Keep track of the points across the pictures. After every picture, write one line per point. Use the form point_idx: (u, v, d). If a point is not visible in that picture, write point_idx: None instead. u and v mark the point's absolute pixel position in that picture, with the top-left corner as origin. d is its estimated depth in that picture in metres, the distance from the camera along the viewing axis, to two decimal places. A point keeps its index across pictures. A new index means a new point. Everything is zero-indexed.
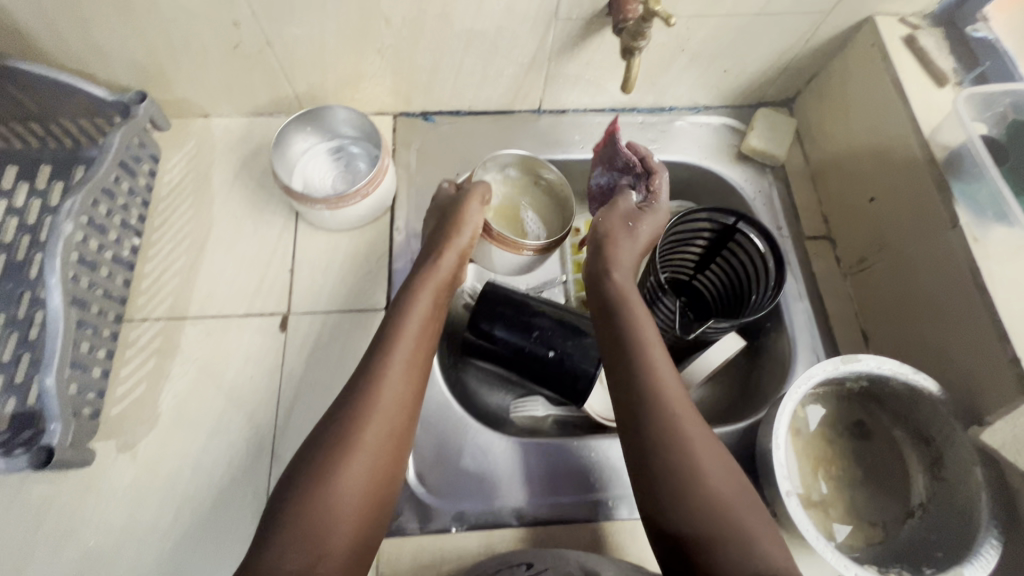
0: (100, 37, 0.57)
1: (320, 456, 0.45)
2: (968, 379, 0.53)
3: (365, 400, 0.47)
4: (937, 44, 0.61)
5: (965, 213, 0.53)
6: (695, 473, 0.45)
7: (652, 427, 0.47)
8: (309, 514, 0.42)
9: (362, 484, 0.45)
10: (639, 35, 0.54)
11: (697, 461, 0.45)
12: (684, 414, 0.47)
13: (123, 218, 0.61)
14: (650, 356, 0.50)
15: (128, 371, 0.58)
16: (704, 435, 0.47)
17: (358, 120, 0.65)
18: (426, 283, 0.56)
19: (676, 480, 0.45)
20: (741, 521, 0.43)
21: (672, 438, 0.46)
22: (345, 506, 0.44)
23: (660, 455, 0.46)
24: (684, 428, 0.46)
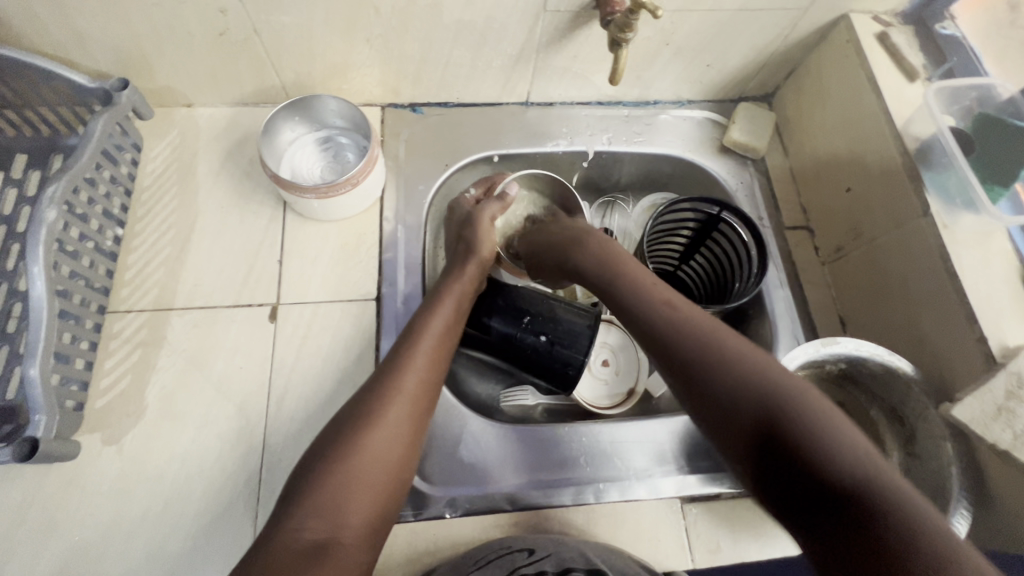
0: (80, 23, 0.56)
1: (345, 431, 0.45)
2: (939, 359, 0.55)
3: (388, 382, 0.48)
4: (907, 41, 0.64)
5: (934, 201, 0.56)
6: (764, 393, 0.41)
7: (698, 361, 0.44)
8: (332, 483, 0.42)
9: (384, 462, 0.45)
10: (627, 27, 0.56)
11: (761, 381, 0.42)
12: (725, 342, 0.45)
13: (105, 207, 0.60)
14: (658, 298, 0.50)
15: (113, 363, 0.57)
16: (763, 358, 0.43)
17: (347, 110, 0.65)
18: (450, 290, 0.57)
19: (747, 407, 0.41)
20: (820, 423, 0.38)
21: (726, 368, 0.43)
22: (368, 478, 0.44)
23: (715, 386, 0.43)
24: (735, 353, 0.44)
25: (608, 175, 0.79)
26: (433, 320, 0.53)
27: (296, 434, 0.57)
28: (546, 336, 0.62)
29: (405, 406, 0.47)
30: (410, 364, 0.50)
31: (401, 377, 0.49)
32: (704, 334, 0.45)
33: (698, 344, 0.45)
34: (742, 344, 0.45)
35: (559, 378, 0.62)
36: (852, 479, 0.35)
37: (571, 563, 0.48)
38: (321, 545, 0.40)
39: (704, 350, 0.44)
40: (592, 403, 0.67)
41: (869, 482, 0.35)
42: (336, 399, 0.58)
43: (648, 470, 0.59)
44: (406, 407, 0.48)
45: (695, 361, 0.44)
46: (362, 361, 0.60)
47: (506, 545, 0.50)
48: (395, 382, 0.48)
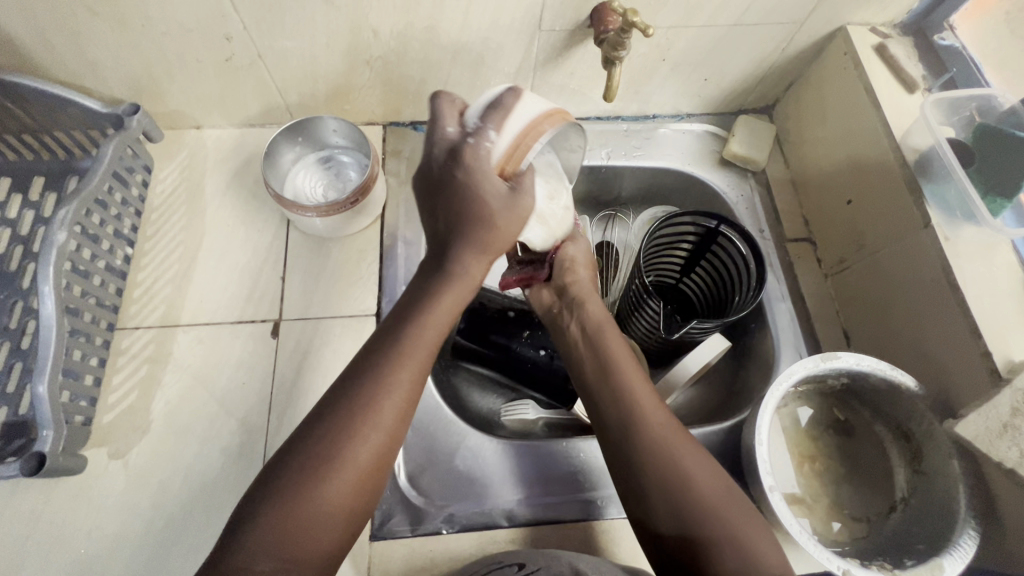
0: (94, 52, 0.59)
1: (305, 464, 0.40)
2: (943, 375, 0.54)
3: (354, 411, 0.42)
4: (906, 52, 0.64)
5: (936, 212, 0.55)
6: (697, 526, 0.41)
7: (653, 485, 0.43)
8: (286, 517, 0.38)
9: (345, 500, 0.41)
10: (619, 46, 0.56)
11: (708, 513, 0.41)
12: (698, 475, 0.43)
13: (116, 228, 0.62)
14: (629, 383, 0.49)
15: (120, 379, 0.59)
16: (712, 482, 0.43)
17: (348, 130, 0.67)
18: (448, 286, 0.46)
19: (679, 540, 0.41)
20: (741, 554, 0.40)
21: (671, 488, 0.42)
22: (328, 520, 0.40)
23: (663, 509, 0.42)
24: (710, 493, 0.42)
25: (609, 188, 0.80)
26: (417, 335, 0.45)
27: None
28: None
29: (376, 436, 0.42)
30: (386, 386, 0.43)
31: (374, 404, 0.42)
32: (663, 444, 0.44)
33: (652, 461, 0.44)
34: (716, 481, 0.43)
35: None
36: None
37: (557, 575, 0.46)
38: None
39: (660, 474, 0.43)
40: None
41: None
42: None
43: None
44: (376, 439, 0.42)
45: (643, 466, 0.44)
46: None
47: (498, 561, 0.50)
48: (366, 412, 0.42)
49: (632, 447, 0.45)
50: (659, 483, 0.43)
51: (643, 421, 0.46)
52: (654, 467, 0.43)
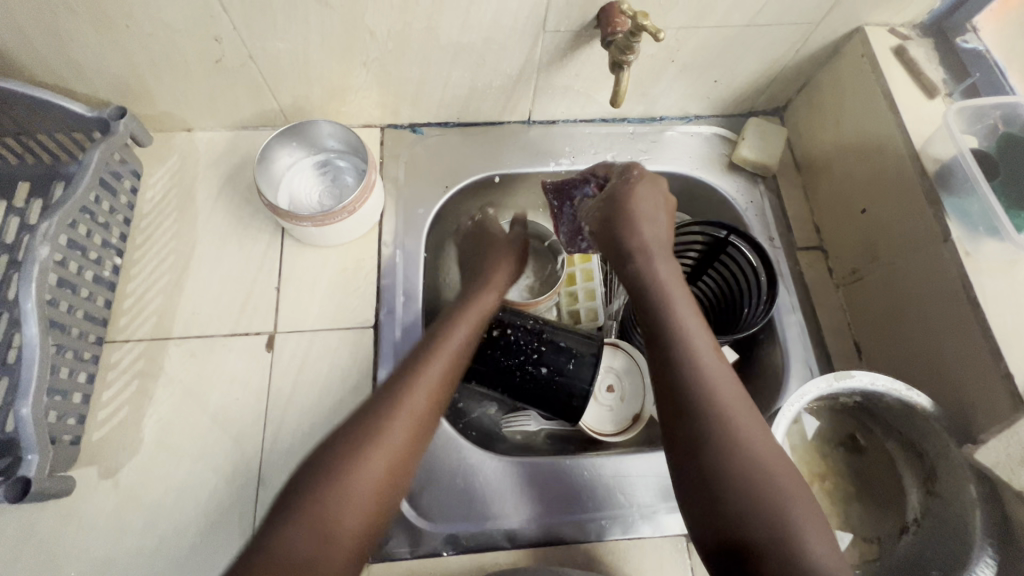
0: (77, 53, 0.56)
1: (345, 442, 0.46)
2: (962, 394, 0.52)
3: (409, 382, 0.51)
4: (927, 55, 0.61)
5: (957, 228, 0.53)
6: (760, 503, 0.41)
7: (710, 455, 0.43)
8: (325, 493, 0.43)
9: (400, 451, 0.47)
10: (628, 49, 0.54)
11: (769, 487, 0.42)
12: (753, 446, 0.43)
13: (103, 237, 0.60)
14: (694, 349, 0.48)
15: (110, 395, 0.57)
16: (765, 455, 0.43)
17: (343, 134, 0.64)
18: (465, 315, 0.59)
19: (729, 516, 0.42)
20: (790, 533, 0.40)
21: (730, 456, 0.43)
22: (390, 471, 0.46)
23: (715, 477, 0.43)
24: (764, 469, 0.43)
25: None
26: (436, 357, 0.54)
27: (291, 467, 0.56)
28: (548, 364, 0.61)
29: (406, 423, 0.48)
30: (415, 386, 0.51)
31: (421, 373, 0.52)
32: (719, 411, 0.44)
33: (720, 434, 0.44)
34: (771, 453, 0.44)
35: (562, 407, 0.62)
36: None
37: None
38: (311, 555, 0.41)
39: (728, 451, 0.43)
40: (596, 429, 0.66)
41: None
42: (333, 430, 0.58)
43: (653, 506, 0.57)
44: (408, 422, 0.49)
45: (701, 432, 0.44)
46: (358, 392, 0.59)
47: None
48: (400, 398, 0.49)
49: (691, 415, 0.45)
50: (718, 451, 0.43)
51: (704, 388, 0.45)
52: (721, 441, 0.43)
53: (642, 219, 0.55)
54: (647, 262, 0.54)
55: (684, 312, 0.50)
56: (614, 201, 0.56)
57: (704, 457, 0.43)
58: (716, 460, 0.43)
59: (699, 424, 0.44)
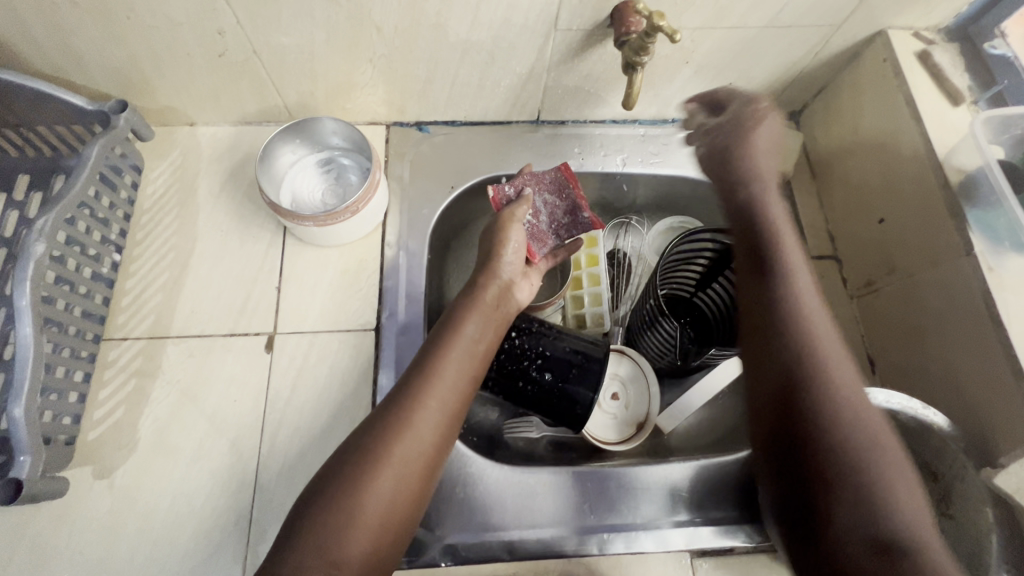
0: (78, 45, 0.55)
1: (358, 459, 0.45)
2: (980, 415, 0.51)
3: (425, 385, 0.49)
4: (951, 61, 0.59)
5: (981, 242, 0.51)
6: (848, 454, 0.41)
7: (804, 400, 0.43)
8: (337, 512, 0.42)
9: (414, 465, 0.46)
10: (642, 50, 0.52)
11: (857, 441, 0.41)
12: (844, 390, 0.43)
13: (102, 234, 0.59)
14: (809, 306, 0.47)
15: (106, 394, 0.56)
16: (859, 405, 0.42)
17: (348, 131, 0.63)
18: (476, 308, 0.56)
19: (816, 464, 0.41)
20: (881, 485, 0.39)
21: (829, 399, 0.43)
22: (411, 474, 0.46)
23: (806, 420, 0.42)
24: (854, 416, 0.42)
25: (624, 196, 0.76)
26: (450, 357, 0.51)
27: (288, 472, 0.55)
28: (551, 372, 0.60)
29: (420, 434, 0.47)
30: (433, 389, 0.49)
31: (438, 374, 0.50)
32: (815, 360, 0.44)
33: (818, 393, 0.43)
34: (863, 401, 0.43)
35: (566, 415, 0.60)
36: (895, 540, 0.37)
37: None
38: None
39: (822, 408, 0.42)
40: (599, 438, 0.65)
41: (902, 545, 0.37)
42: (333, 434, 0.57)
43: (657, 519, 0.56)
44: (422, 438, 0.47)
45: (796, 378, 0.44)
46: (359, 396, 0.58)
47: None
48: (413, 407, 0.48)
49: (800, 365, 0.44)
50: (814, 396, 0.43)
51: (802, 343, 0.45)
52: (837, 421, 0.42)
53: (763, 182, 0.54)
54: (783, 240, 0.52)
55: (795, 263, 0.49)
56: (496, 227, 0.61)
57: (797, 403, 0.43)
58: (807, 403, 0.43)
59: (792, 370, 0.44)
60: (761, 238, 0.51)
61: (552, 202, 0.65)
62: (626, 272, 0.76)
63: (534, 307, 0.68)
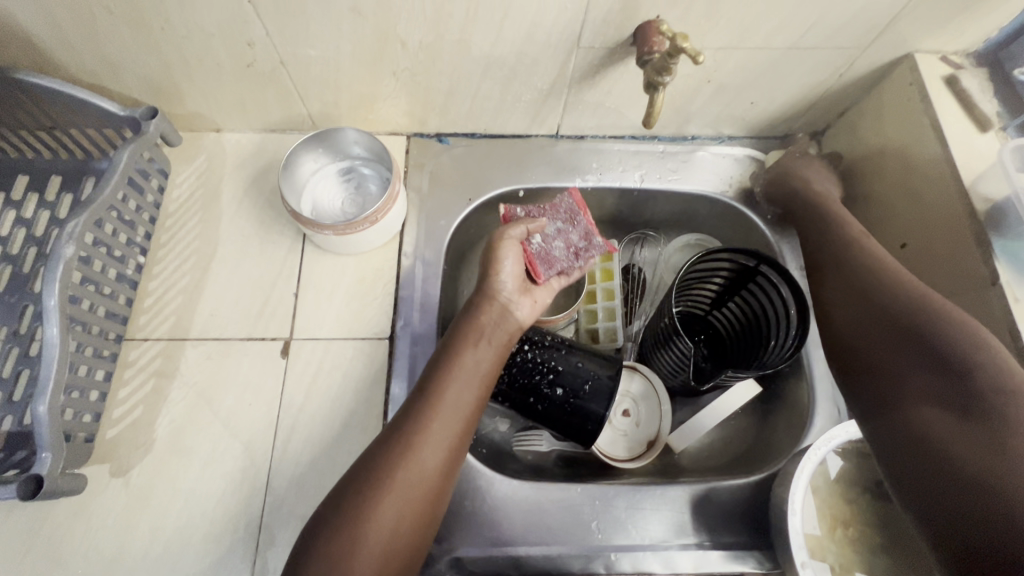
0: (113, 54, 0.57)
1: (360, 486, 0.46)
2: None
3: (427, 407, 0.50)
4: (980, 86, 0.58)
5: (1007, 271, 0.50)
6: (923, 332, 0.49)
7: (878, 304, 0.53)
8: (341, 540, 0.44)
9: (418, 490, 0.47)
10: (664, 71, 0.52)
11: (930, 320, 0.49)
12: (903, 290, 0.52)
13: (128, 236, 0.60)
14: (876, 254, 0.57)
15: (126, 393, 0.57)
16: (921, 293, 0.52)
17: (370, 142, 0.64)
18: (475, 333, 0.56)
19: (894, 349, 0.50)
20: (954, 344, 0.47)
21: (897, 296, 0.52)
22: (417, 496, 0.47)
23: (884, 315, 0.52)
24: (922, 304, 0.51)
25: (641, 212, 0.75)
26: (451, 380, 0.52)
27: (300, 477, 0.55)
28: (563, 387, 0.60)
29: (421, 459, 0.48)
30: (433, 415, 0.50)
31: (441, 397, 0.51)
32: (884, 276, 0.55)
33: (889, 298, 0.53)
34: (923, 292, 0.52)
35: (577, 432, 0.60)
36: (976, 386, 0.45)
37: None
38: None
39: (908, 299, 0.52)
40: (609, 454, 0.65)
41: (983, 389, 0.44)
42: (345, 442, 0.57)
43: (665, 540, 0.55)
44: (425, 463, 0.48)
45: (867, 292, 0.54)
46: (371, 405, 0.59)
47: None
48: (414, 434, 0.49)
49: (870, 280, 0.55)
50: (886, 303, 0.52)
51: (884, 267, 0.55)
52: (914, 322, 0.50)
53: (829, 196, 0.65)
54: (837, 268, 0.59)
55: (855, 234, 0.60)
56: (495, 250, 0.60)
57: (872, 307, 0.53)
58: (881, 302, 0.53)
59: (869, 286, 0.55)
60: (829, 219, 0.63)
61: (564, 230, 0.63)
62: (640, 290, 0.75)
63: (546, 321, 0.68)
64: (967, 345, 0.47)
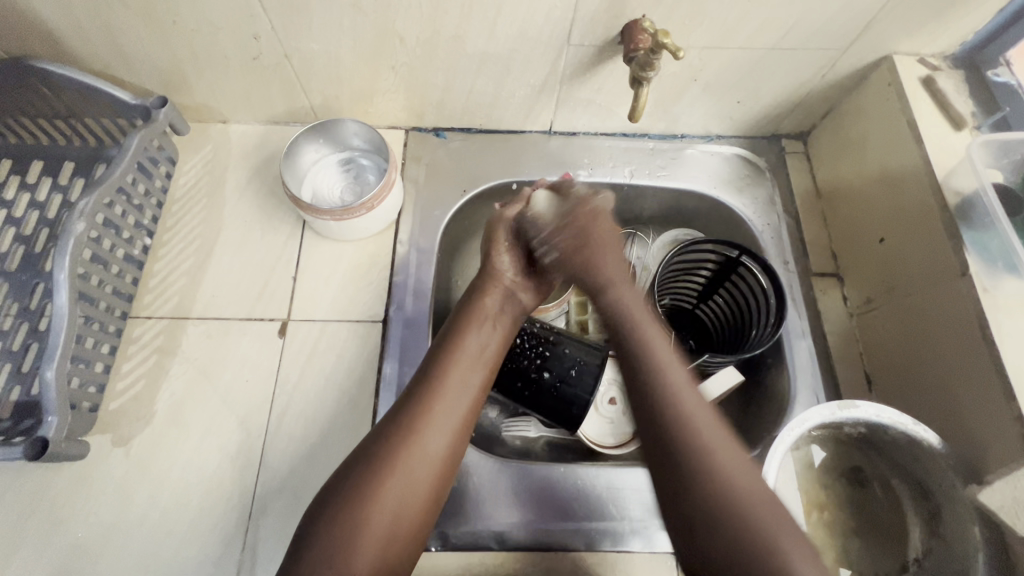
0: (127, 46, 0.60)
1: (360, 473, 0.47)
2: (972, 434, 0.51)
3: (428, 396, 0.51)
4: (956, 87, 0.60)
5: (975, 261, 0.52)
6: (721, 514, 0.42)
7: (673, 461, 0.45)
8: (342, 527, 0.44)
9: (422, 477, 0.48)
10: (648, 66, 0.55)
11: (724, 497, 0.42)
12: (714, 451, 0.44)
13: (136, 218, 0.63)
14: (671, 379, 0.48)
15: (129, 367, 0.60)
16: (723, 458, 0.44)
17: (369, 133, 0.67)
18: (479, 318, 0.58)
19: (702, 524, 0.42)
20: (744, 556, 0.40)
21: (696, 448, 0.44)
22: (419, 481, 0.47)
23: (682, 486, 0.44)
24: (720, 470, 0.43)
25: (631, 207, 0.78)
26: (453, 369, 0.53)
27: (293, 451, 0.57)
28: (549, 371, 0.63)
29: (424, 444, 0.48)
30: (436, 398, 0.51)
31: (443, 386, 0.51)
32: (678, 414, 0.46)
33: (687, 450, 0.45)
34: (733, 452, 0.45)
35: (562, 416, 0.62)
36: None
37: None
38: None
39: (696, 464, 0.44)
40: (596, 441, 0.66)
41: None
42: (337, 419, 0.59)
43: (645, 520, 0.56)
44: (429, 449, 0.48)
45: (660, 438, 0.46)
46: (363, 384, 0.61)
47: None
48: (418, 419, 0.49)
49: (654, 426, 0.47)
50: (686, 455, 0.44)
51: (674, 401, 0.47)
52: (696, 491, 0.43)
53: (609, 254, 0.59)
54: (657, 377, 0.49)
55: (647, 326, 0.53)
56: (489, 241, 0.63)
57: (670, 456, 0.45)
58: (682, 453, 0.45)
59: (653, 432, 0.46)
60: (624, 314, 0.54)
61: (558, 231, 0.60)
62: None
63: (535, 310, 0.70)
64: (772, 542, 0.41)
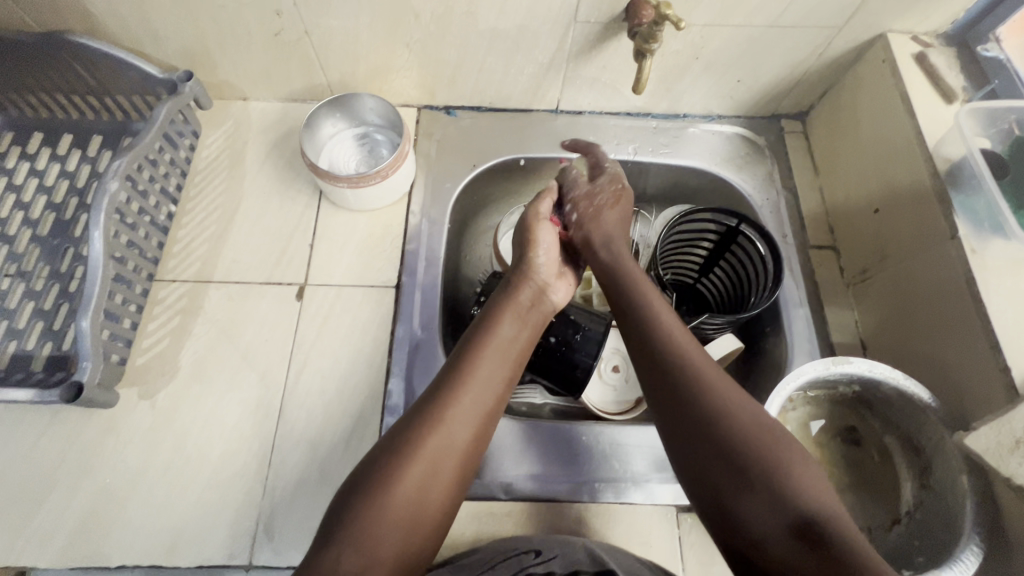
0: (156, 22, 0.63)
1: (387, 458, 0.44)
2: (961, 389, 0.53)
3: (461, 378, 0.49)
4: (947, 62, 0.63)
5: (964, 224, 0.55)
6: (730, 430, 0.43)
7: (678, 383, 0.46)
8: (365, 517, 0.41)
9: (446, 465, 0.45)
10: (651, 39, 0.58)
11: (737, 418, 0.43)
12: (715, 377, 0.46)
13: (162, 186, 0.66)
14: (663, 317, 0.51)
15: (154, 326, 0.63)
16: (729, 392, 0.45)
17: (384, 108, 0.70)
18: (509, 309, 0.55)
19: (712, 442, 0.43)
20: (755, 476, 0.41)
21: (702, 375, 0.46)
22: (444, 469, 0.45)
23: (688, 402, 0.45)
24: (725, 398, 0.44)
25: (635, 184, 0.80)
26: (485, 358, 0.51)
27: (310, 406, 0.60)
28: (555, 336, 0.64)
29: (452, 429, 0.46)
30: (466, 385, 0.49)
31: (475, 366, 0.50)
32: (675, 344, 0.48)
33: (689, 374, 0.46)
34: (732, 384, 0.46)
35: (567, 380, 0.65)
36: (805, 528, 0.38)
37: (575, 563, 0.48)
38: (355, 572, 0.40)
39: (697, 384, 0.45)
40: (599, 407, 0.68)
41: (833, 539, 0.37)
42: (352, 376, 0.62)
43: (646, 474, 0.59)
44: (457, 438, 0.46)
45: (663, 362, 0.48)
46: (377, 344, 0.63)
47: (511, 546, 0.50)
48: (448, 404, 0.47)
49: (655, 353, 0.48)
50: (688, 378, 0.46)
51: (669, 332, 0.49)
52: (699, 412, 0.44)
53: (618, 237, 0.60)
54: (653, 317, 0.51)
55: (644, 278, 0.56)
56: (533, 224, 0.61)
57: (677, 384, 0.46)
58: (686, 378, 0.46)
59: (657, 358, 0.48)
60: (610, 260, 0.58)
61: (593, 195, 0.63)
62: (633, 259, 0.78)
63: None
64: (783, 473, 0.41)
